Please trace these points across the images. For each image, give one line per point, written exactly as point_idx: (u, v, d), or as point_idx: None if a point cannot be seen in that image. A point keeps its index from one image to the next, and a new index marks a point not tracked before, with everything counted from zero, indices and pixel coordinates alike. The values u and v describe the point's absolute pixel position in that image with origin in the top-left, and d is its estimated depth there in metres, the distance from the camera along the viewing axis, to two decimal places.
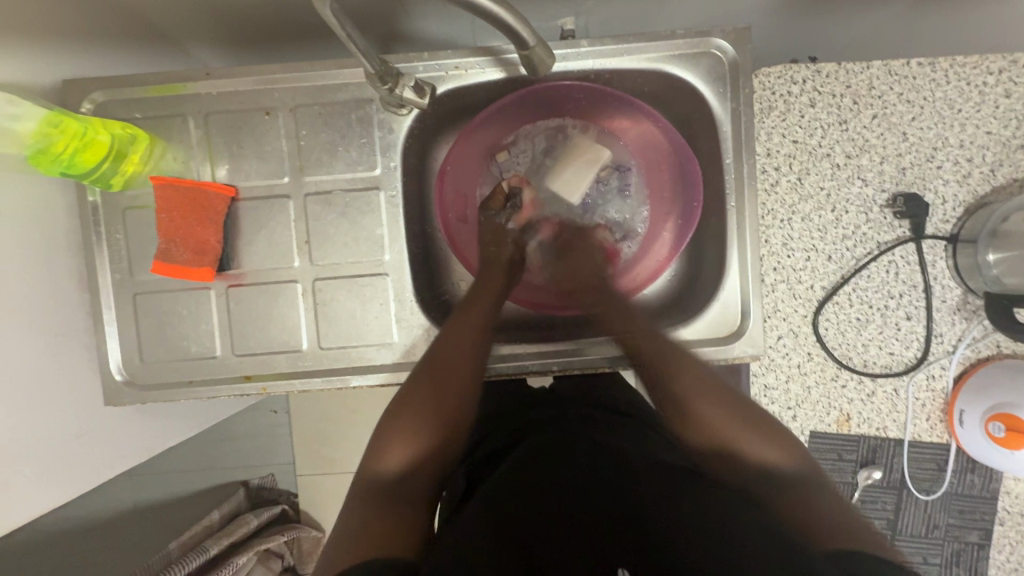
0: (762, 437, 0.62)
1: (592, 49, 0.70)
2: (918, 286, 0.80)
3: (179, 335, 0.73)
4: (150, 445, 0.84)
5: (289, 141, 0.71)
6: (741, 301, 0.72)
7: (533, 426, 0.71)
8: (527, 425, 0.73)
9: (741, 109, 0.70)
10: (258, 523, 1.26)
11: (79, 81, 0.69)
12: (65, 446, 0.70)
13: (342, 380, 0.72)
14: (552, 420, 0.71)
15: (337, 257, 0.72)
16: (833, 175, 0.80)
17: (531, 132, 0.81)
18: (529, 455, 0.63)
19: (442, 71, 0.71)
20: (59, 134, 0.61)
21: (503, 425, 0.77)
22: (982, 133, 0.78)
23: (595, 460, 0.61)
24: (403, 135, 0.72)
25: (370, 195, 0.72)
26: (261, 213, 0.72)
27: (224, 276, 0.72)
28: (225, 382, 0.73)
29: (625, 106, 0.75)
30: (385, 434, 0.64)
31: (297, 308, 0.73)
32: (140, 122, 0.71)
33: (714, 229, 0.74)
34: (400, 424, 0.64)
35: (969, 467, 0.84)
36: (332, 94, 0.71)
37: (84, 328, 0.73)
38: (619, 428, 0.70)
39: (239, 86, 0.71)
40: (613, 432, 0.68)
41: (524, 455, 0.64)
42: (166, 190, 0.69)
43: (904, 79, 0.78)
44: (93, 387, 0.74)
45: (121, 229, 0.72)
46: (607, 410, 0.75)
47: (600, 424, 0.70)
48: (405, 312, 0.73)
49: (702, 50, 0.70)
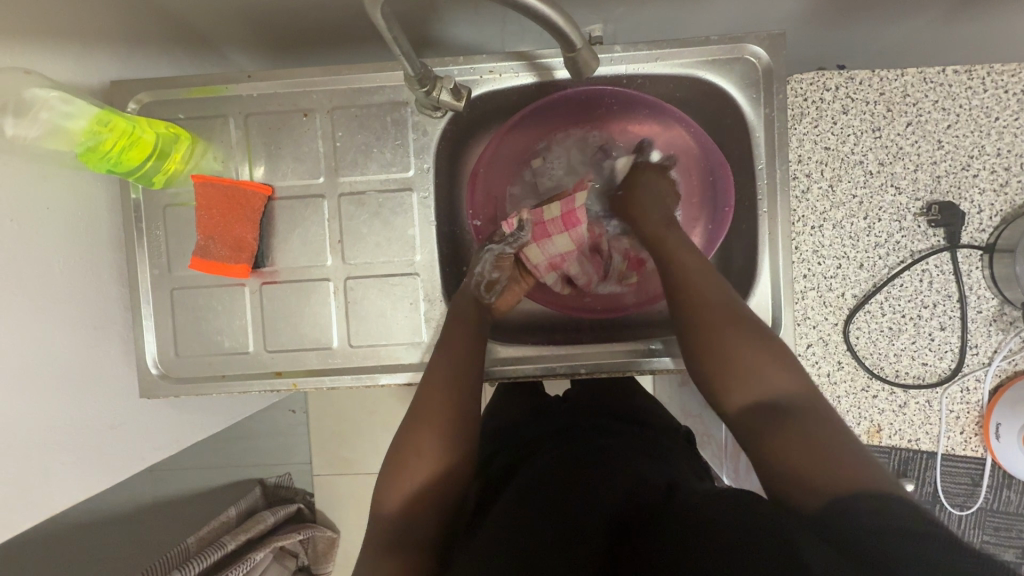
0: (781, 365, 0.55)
1: (625, 54, 0.71)
2: (952, 296, 0.79)
3: (213, 330, 0.74)
4: (180, 438, 0.85)
5: (325, 142, 0.73)
6: (772, 306, 0.72)
7: (546, 438, 0.71)
8: (546, 436, 0.72)
9: (774, 115, 0.70)
10: (274, 521, 1.27)
11: (125, 83, 0.72)
12: (103, 437, 0.72)
13: (370, 377, 0.73)
14: (578, 431, 0.70)
15: (369, 256, 0.73)
16: (865, 182, 0.79)
17: (560, 141, 0.81)
18: (544, 457, 0.65)
19: (477, 75, 0.72)
20: (109, 132, 0.63)
21: (525, 430, 0.77)
22: (1020, 142, 0.77)
23: (599, 474, 0.59)
24: (437, 138, 0.73)
25: (403, 196, 0.73)
26: (296, 213, 0.73)
27: (258, 274, 0.74)
28: (257, 378, 0.74)
29: (656, 112, 0.75)
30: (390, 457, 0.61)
31: (328, 306, 0.74)
32: (182, 122, 0.73)
33: (745, 236, 0.74)
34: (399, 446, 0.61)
35: (1004, 483, 0.82)
36: (368, 96, 0.72)
37: (122, 320, 0.75)
38: (634, 440, 0.69)
39: (278, 89, 0.73)
40: (618, 440, 0.68)
41: (543, 456, 0.66)
42: (207, 188, 0.71)
43: (940, 87, 0.77)
44: (130, 382, 0.76)
45: (161, 226, 0.74)
46: (626, 419, 0.75)
47: (615, 435, 0.69)
48: (435, 312, 0.73)
49: (735, 57, 0.70)
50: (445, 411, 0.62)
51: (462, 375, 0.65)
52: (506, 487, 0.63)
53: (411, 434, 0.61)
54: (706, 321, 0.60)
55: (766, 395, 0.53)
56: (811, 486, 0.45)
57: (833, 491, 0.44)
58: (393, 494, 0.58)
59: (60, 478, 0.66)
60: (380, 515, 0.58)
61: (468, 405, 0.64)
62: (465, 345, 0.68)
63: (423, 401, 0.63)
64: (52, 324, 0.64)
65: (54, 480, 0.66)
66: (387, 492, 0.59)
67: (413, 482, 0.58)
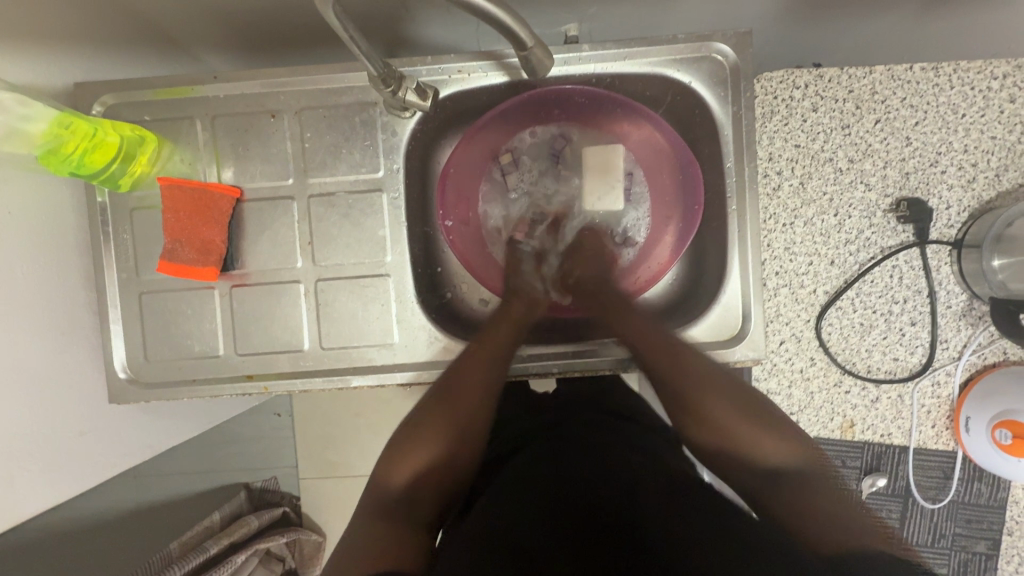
0: (775, 436, 0.63)
1: (593, 54, 0.71)
2: (922, 291, 0.80)
3: (183, 334, 0.74)
4: (153, 443, 0.84)
5: (293, 143, 0.72)
6: (742, 303, 0.72)
7: (536, 433, 0.71)
8: (530, 434, 0.71)
9: (742, 113, 0.70)
10: (258, 524, 1.26)
11: (89, 85, 0.71)
12: (69, 443, 0.71)
13: (342, 379, 0.72)
14: (578, 420, 0.72)
15: (340, 257, 0.73)
16: (836, 179, 0.80)
17: (531, 148, 0.82)
18: (548, 443, 0.67)
19: (446, 74, 0.71)
20: (70, 135, 0.62)
21: (509, 429, 0.76)
22: (986, 138, 0.78)
23: (598, 471, 0.62)
24: (407, 138, 0.72)
25: (373, 197, 0.72)
26: (265, 214, 0.73)
27: (228, 276, 0.73)
28: (227, 381, 0.73)
29: (628, 110, 0.75)
30: (397, 442, 0.68)
31: (299, 308, 0.73)
32: (148, 124, 0.72)
33: (715, 233, 0.74)
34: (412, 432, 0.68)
35: (976, 475, 0.83)
36: (337, 97, 0.72)
37: (90, 325, 0.74)
38: (625, 435, 0.68)
39: (245, 90, 0.72)
40: (610, 436, 0.68)
41: (545, 442, 0.67)
42: (174, 190, 0.70)
43: (907, 84, 0.78)
44: (99, 387, 0.75)
45: (128, 229, 0.73)
46: (612, 413, 0.75)
47: (607, 430, 0.69)
48: (407, 313, 0.73)
49: (703, 55, 0.70)
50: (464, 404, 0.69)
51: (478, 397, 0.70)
52: (499, 475, 0.66)
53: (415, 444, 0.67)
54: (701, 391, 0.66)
55: (765, 461, 0.62)
56: (825, 540, 0.53)
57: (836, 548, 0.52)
58: (395, 483, 0.65)
59: (23, 485, 0.66)
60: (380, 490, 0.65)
61: (476, 414, 0.70)
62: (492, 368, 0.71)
63: (439, 409, 0.69)
64: (14, 329, 0.63)
65: (17, 487, 0.64)
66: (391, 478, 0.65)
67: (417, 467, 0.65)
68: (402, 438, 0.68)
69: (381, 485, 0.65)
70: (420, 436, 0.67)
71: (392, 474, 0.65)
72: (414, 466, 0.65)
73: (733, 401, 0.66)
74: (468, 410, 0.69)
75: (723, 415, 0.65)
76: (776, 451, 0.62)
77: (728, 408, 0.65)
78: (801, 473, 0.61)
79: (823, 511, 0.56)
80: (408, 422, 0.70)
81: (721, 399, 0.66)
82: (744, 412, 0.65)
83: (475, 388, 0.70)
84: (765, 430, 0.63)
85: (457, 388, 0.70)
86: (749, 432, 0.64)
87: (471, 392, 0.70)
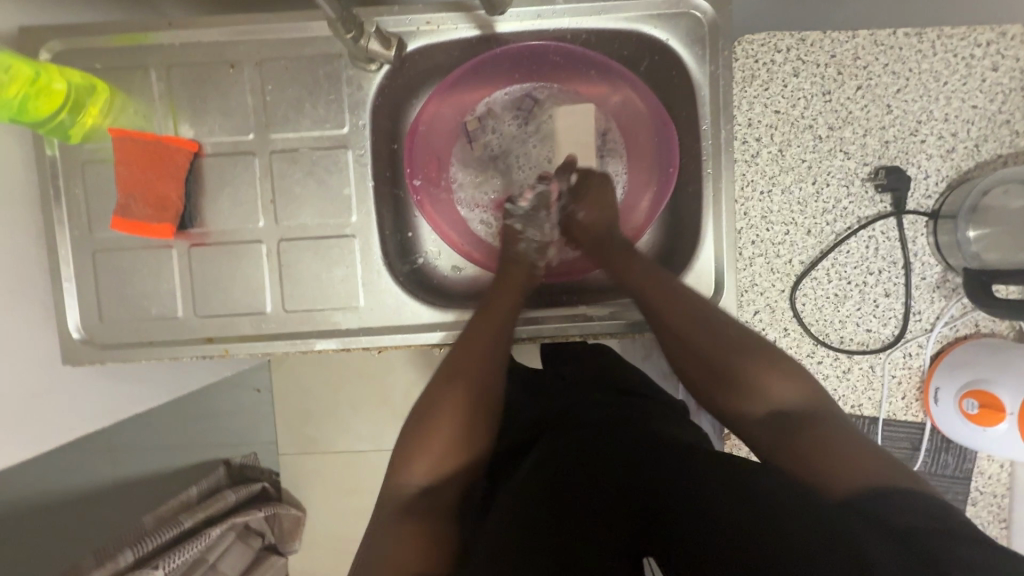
0: (787, 378, 0.59)
1: (569, 6, 0.68)
2: (898, 263, 0.79)
3: (140, 294, 0.71)
4: (114, 409, 0.82)
5: (254, 96, 0.69)
6: (716, 269, 0.70)
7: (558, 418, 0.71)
8: (547, 424, 0.71)
9: (719, 73, 0.68)
10: (236, 499, 1.25)
11: (36, 31, 0.67)
12: (22, 404, 0.68)
13: (306, 343, 0.70)
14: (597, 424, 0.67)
15: (303, 217, 0.70)
16: (815, 147, 0.79)
17: (503, 109, 0.79)
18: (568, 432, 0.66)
19: (413, 26, 0.68)
20: (9, 80, 0.58)
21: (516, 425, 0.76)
22: (967, 107, 0.76)
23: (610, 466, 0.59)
24: (373, 93, 0.69)
25: (338, 153, 0.70)
26: (224, 170, 0.70)
27: (186, 235, 0.70)
28: (186, 344, 0.71)
29: (604, 71, 0.73)
30: (409, 432, 0.63)
31: (261, 269, 0.71)
32: (100, 73, 0.69)
33: (690, 198, 0.72)
34: (424, 420, 0.62)
35: (943, 447, 0.83)
36: (299, 48, 0.68)
37: (42, 284, 0.71)
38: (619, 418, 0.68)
39: (203, 38, 0.68)
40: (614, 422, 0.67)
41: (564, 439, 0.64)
42: (126, 142, 0.67)
43: (890, 50, 0.76)
44: (52, 349, 0.72)
45: (80, 184, 0.70)
46: (617, 396, 0.76)
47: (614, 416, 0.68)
48: (373, 276, 0.71)
49: (680, 11, 0.68)
50: (480, 379, 0.64)
51: (491, 380, 0.65)
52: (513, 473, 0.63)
53: (429, 427, 0.62)
54: (698, 332, 0.64)
55: (775, 403, 0.58)
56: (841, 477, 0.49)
57: (860, 481, 0.49)
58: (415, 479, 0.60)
59: None
60: (403, 490, 0.59)
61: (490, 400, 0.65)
62: (490, 346, 0.66)
63: (449, 390, 0.63)
64: None
65: None
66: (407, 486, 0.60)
67: (435, 450, 0.61)
68: (412, 434, 0.62)
69: (401, 485, 0.60)
70: (428, 424, 0.62)
71: (409, 471, 0.60)
72: (429, 462, 0.60)
73: (732, 339, 0.63)
74: (479, 386, 0.64)
75: (747, 373, 0.60)
76: (785, 393, 0.59)
77: (731, 345, 0.62)
78: (814, 413, 0.57)
79: (835, 454, 0.51)
80: (414, 411, 0.64)
81: (720, 341, 0.63)
82: (753, 353, 0.62)
83: (482, 362, 0.65)
84: (770, 369, 0.60)
85: (463, 366, 0.64)
86: (754, 374, 0.60)
87: (478, 370, 0.64)
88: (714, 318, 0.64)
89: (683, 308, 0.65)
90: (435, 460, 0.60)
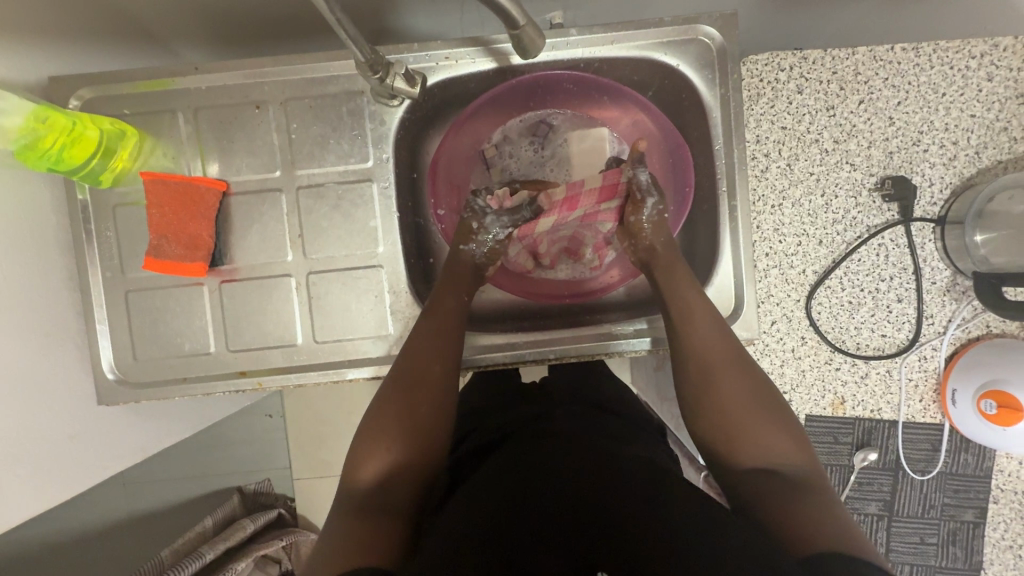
0: (788, 435, 0.58)
1: (581, 37, 0.71)
2: (908, 269, 0.81)
3: (173, 332, 0.72)
4: (144, 445, 0.82)
5: (280, 134, 0.71)
6: (735, 284, 0.72)
7: (518, 424, 0.67)
8: (512, 424, 0.68)
9: (730, 95, 0.70)
10: (255, 528, 1.22)
11: (65, 80, 0.69)
12: (59, 447, 0.69)
13: (337, 372, 0.72)
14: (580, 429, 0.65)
15: (331, 249, 0.72)
16: (822, 160, 0.81)
17: (517, 136, 0.80)
18: (534, 440, 0.61)
19: (432, 61, 0.71)
20: (47, 129, 0.60)
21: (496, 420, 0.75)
22: (966, 116, 0.79)
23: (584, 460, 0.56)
24: (394, 126, 0.72)
25: (363, 187, 0.72)
26: (252, 207, 0.71)
27: (217, 272, 0.72)
28: (220, 378, 0.72)
29: (616, 96, 0.75)
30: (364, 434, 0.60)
31: (292, 302, 0.72)
32: (128, 118, 0.71)
33: (705, 216, 0.74)
34: (376, 421, 0.60)
35: (963, 446, 0.85)
36: (322, 86, 0.71)
37: (75, 326, 0.72)
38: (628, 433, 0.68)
39: (227, 80, 0.70)
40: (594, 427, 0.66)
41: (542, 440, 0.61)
42: (157, 185, 0.69)
43: (889, 65, 0.79)
44: (85, 389, 0.73)
45: (111, 226, 0.71)
46: (597, 409, 0.74)
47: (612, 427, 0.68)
48: (400, 304, 0.72)
49: (690, 38, 0.70)
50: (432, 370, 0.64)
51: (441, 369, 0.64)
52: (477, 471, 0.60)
53: (381, 426, 0.60)
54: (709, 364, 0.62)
55: (767, 456, 0.57)
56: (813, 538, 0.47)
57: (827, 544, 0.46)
58: (367, 478, 0.57)
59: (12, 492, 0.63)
60: (355, 488, 0.57)
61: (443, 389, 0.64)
62: (445, 342, 0.66)
63: (405, 384, 0.62)
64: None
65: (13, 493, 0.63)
66: (359, 482, 0.57)
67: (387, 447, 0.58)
68: (365, 436, 0.60)
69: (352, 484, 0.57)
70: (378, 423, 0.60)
71: (362, 471, 0.57)
72: (382, 462, 0.58)
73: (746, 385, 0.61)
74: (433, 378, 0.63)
75: (751, 420, 0.59)
76: (782, 446, 0.57)
77: (743, 389, 0.61)
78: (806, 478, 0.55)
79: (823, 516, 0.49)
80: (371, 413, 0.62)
81: (730, 377, 0.61)
82: (762, 404, 0.60)
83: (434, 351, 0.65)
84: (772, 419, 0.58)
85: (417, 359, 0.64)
86: (757, 422, 0.59)
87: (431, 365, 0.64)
88: (727, 348, 0.63)
89: (698, 336, 0.64)
90: (386, 460, 0.58)
